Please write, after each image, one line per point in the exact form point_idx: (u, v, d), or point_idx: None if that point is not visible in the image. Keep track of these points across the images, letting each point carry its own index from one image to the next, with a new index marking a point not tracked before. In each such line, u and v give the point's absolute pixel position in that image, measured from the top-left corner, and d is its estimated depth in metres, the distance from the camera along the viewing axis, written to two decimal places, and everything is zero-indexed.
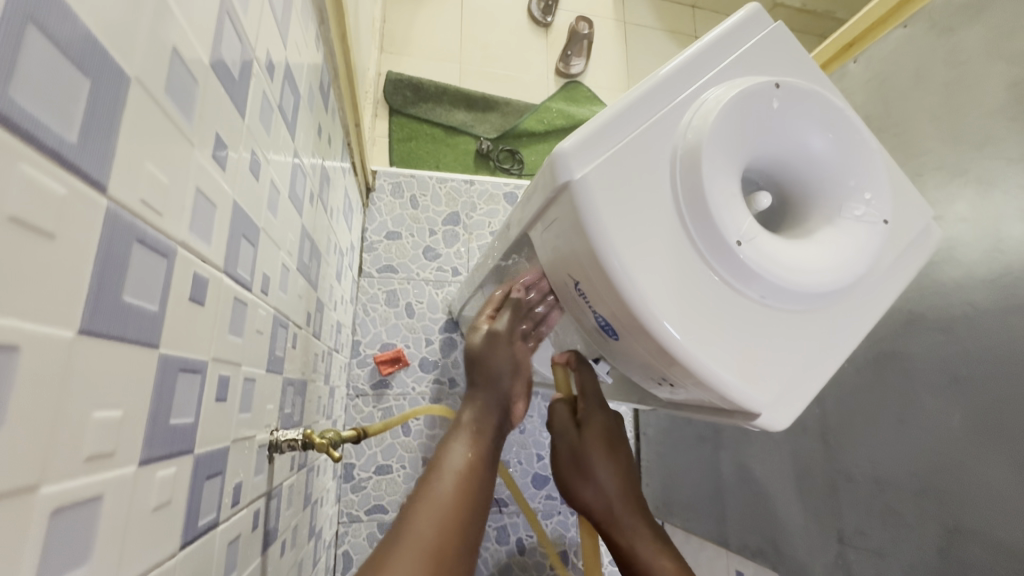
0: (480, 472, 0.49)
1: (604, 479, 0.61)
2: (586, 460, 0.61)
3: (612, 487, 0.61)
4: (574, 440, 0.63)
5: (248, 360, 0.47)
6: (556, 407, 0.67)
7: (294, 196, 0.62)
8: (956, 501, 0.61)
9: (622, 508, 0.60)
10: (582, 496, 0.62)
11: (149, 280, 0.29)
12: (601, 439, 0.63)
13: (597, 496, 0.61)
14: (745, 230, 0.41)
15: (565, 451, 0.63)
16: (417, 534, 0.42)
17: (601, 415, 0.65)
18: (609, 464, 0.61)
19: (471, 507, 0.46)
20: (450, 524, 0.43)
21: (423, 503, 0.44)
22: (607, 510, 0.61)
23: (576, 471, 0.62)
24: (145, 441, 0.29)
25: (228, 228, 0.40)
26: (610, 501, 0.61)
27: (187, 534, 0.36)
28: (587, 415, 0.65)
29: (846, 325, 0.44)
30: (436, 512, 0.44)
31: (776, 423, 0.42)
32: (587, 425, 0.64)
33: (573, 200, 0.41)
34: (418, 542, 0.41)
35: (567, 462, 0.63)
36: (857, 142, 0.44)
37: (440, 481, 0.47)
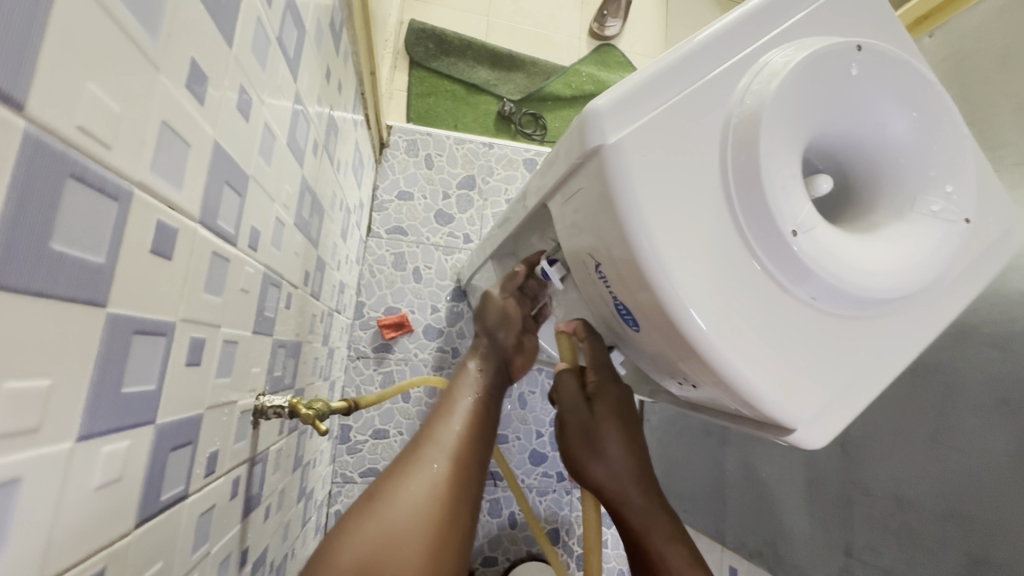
0: (483, 434, 0.50)
1: (616, 456, 0.55)
2: (598, 436, 0.56)
3: (625, 466, 0.55)
4: (585, 416, 0.57)
5: (231, 321, 0.43)
6: (563, 379, 0.61)
7: (294, 144, 0.56)
8: (989, 528, 0.56)
9: (634, 487, 0.55)
10: (592, 473, 0.56)
11: (92, 225, 0.24)
12: (613, 413, 0.57)
13: (609, 474, 0.55)
14: (803, 219, 0.34)
15: (574, 424, 0.57)
16: (427, 461, 0.44)
17: (615, 388, 0.59)
18: (621, 440, 0.56)
19: (477, 444, 0.48)
20: (455, 456, 0.45)
21: (431, 439, 0.47)
22: (618, 488, 0.55)
23: (586, 446, 0.56)
24: (86, 415, 0.25)
25: (207, 173, 0.36)
26: (622, 480, 0.55)
27: (146, 511, 0.33)
28: (598, 390, 0.59)
29: (902, 337, 0.38)
30: (443, 444, 0.46)
31: (812, 441, 0.37)
32: (598, 399, 0.58)
33: (604, 169, 0.35)
34: (427, 470, 0.43)
35: (576, 439, 0.57)
36: (945, 124, 0.37)
37: (447, 420, 0.49)
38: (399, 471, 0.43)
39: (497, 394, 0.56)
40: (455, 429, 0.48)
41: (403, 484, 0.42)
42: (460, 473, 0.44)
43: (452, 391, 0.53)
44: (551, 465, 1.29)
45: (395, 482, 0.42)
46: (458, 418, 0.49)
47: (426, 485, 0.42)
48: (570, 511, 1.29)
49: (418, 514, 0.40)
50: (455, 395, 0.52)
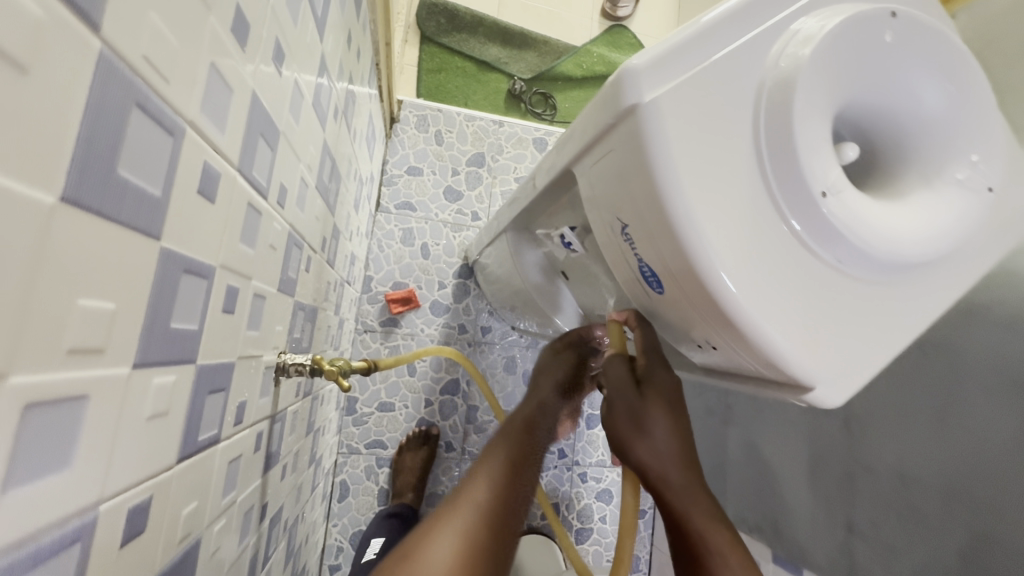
0: (523, 484, 0.46)
1: (662, 438, 0.50)
2: (644, 416, 0.51)
3: (669, 447, 0.50)
4: (631, 396, 0.53)
5: (260, 275, 0.44)
6: (611, 362, 0.57)
7: (318, 106, 0.56)
8: (990, 507, 0.57)
9: (679, 472, 0.49)
10: (634, 453, 0.51)
11: (149, 156, 0.24)
12: (661, 393, 0.53)
13: (652, 454, 0.50)
14: (832, 181, 0.35)
15: (618, 403, 0.53)
16: (460, 515, 0.40)
17: (664, 372, 0.55)
18: (669, 421, 0.51)
19: (517, 497, 0.44)
20: (491, 511, 0.41)
21: (467, 489, 0.43)
22: (661, 471, 0.50)
23: (629, 426, 0.51)
24: (141, 343, 0.26)
25: (245, 121, 0.36)
26: (666, 463, 0.50)
27: (186, 449, 0.34)
28: (648, 373, 0.55)
29: (921, 303, 0.39)
30: (478, 495, 0.42)
31: (831, 399, 0.38)
32: (648, 382, 0.54)
33: (639, 128, 0.36)
34: (471, 507, 0.41)
35: (620, 418, 0.52)
36: (974, 94, 0.38)
37: (486, 468, 0.45)
38: (432, 527, 0.40)
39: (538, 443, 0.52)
40: (493, 480, 0.44)
41: (434, 541, 0.39)
42: (493, 533, 0.40)
43: (493, 441, 0.49)
44: None
45: (427, 538, 0.39)
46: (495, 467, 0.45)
47: (457, 544, 0.39)
48: (570, 487, 1.31)
49: (468, 555, 0.38)
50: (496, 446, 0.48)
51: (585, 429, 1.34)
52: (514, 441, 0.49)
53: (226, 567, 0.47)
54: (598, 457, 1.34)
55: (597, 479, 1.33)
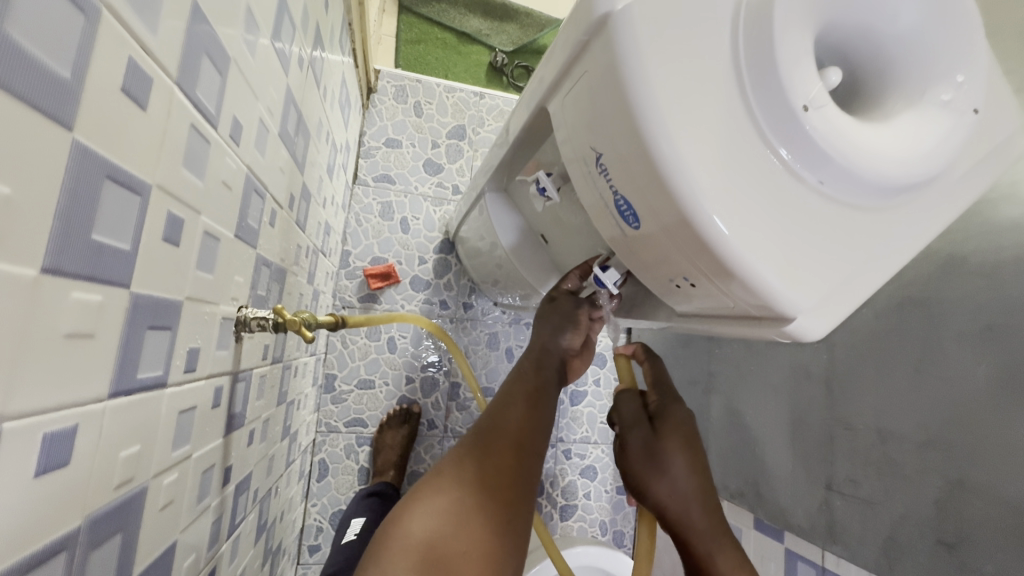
0: (539, 426, 0.49)
1: (680, 475, 0.53)
2: (663, 453, 0.53)
3: (689, 484, 0.52)
4: (648, 433, 0.55)
5: (212, 213, 0.41)
6: (623, 399, 0.60)
7: (278, 46, 0.53)
8: (967, 451, 0.58)
9: (698, 507, 0.52)
10: (655, 491, 0.53)
11: (52, 28, 0.22)
12: (678, 430, 0.55)
13: (671, 490, 0.52)
14: (814, 95, 0.33)
15: (635, 442, 0.54)
16: (482, 449, 0.45)
17: (677, 407, 0.58)
18: (687, 459, 0.53)
19: (534, 437, 0.48)
20: (509, 447, 0.46)
21: (490, 428, 0.47)
22: (682, 509, 0.52)
23: (647, 464, 0.53)
24: (52, 245, 0.23)
25: (185, 30, 0.33)
26: (687, 500, 0.52)
27: (122, 384, 0.31)
28: (661, 410, 0.58)
29: (907, 232, 0.37)
30: (499, 434, 0.46)
31: (810, 331, 0.37)
32: (663, 418, 0.57)
33: (611, 39, 0.34)
34: (471, 461, 0.44)
35: (636, 457, 0.54)
36: (960, 10, 0.36)
37: (507, 412, 0.49)
38: (457, 461, 0.45)
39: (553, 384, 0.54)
40: (514, 420, 0.48)
41: (458, 471, 0.43)
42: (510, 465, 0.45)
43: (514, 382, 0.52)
44: None
45: (452, 471, 0.44)
46: (515, 409, 0.49)
47: (477, 475, 0.43)
48: (554, 464, 1.30)
49: (457, 503, 0.42)
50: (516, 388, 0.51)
51: (569, 406, 1.32)
52: (531, 384, 0.52)
53: (183, 525, 0.44)
54: (582, 434, 1.33)
55: (582, 456, 1.32)
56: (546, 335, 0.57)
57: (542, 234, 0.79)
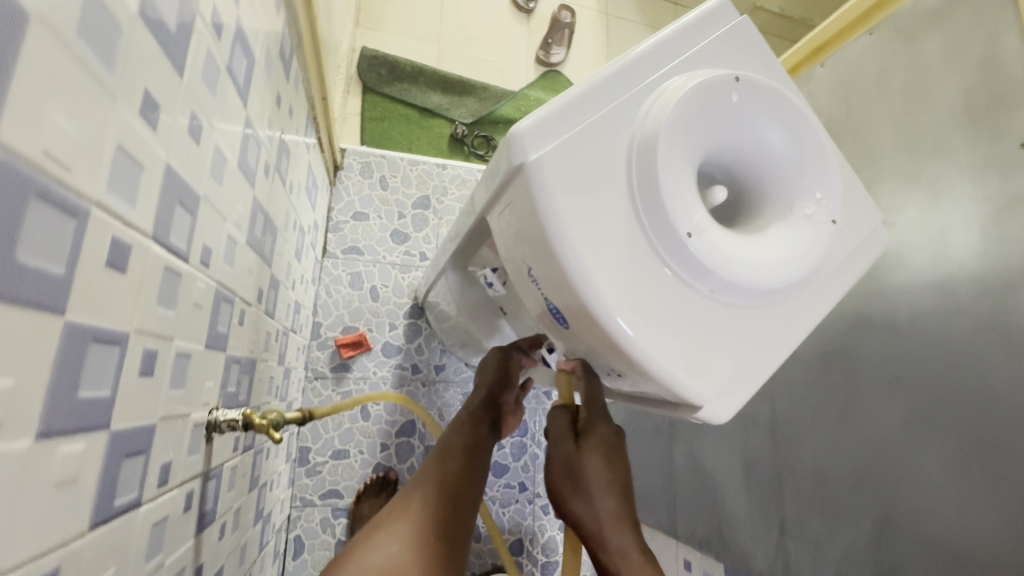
0: (473, 474, 0.55)
1: (599, 497, 0.55)
2: (583, 473, 0.56)
3: (605, 506, 0.55)
4: (570, 450, 0.58)
5: (183, 334, 0.45)
6: (555, 416, 0.63)
7: (245, 165, 0.59)
8: (891, 492, 0.63)
9: (612, 529, 0.54)
10: (573, 508, 0.56)
11: (52, 239, 0.27)
12: (598, 449, 0.57)
13: (589, 513, 0.55)
14: (697, 222, 0.40)
15: (559, 460, 0.58)
16: (426, 487, 0.51)
17: (603, 425, 0.60)
18: (605, 481, 0.55)
19: (469, 483, 0.53)
20: (447, 486, 0.51)
21: (432, 470, 0.53)
22: (598, 529, 0.55)
23: (569, 483, 0.57)
24: (44, 414, 0.27)
25: (160, 192, 0.38)
26: (603, 522, 0.55)
27: (100, 514, 0.34)
28: (588, 424, 0.60)
29: (788, 325, 0.44)
30: (440, 474, 0.52)
31: (719, 415, 0.42)
32: (586, 437, 0.59)
33: (527, 182, 0.40)
34: (418, 497, 0.49)
35: (561, 475, 0.58)
36: (811, 141, 0.44)
37: (446, 460, 0.55)
38: (406, 499, 0.50)
39: (488, 431, 0.62)
40: (454, 465, 0.54)
41: (407, 506, 0.48)
42: (448, 502, 0.50)
43: (450, 435, 0.59)
44: (513, 476, 1.32)
45: (403, 505, 0.49)
46: (454, 458, 0.55)
47: (424, 507, 0.48)
48: (533, 520, 1.31)
49: (410, 547, 0.44)
50: (453, 439, 0.58)
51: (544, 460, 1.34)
52: (465, 436, 0.59)
53: None
54: None
55: None
56: (489, 384, 0.67)
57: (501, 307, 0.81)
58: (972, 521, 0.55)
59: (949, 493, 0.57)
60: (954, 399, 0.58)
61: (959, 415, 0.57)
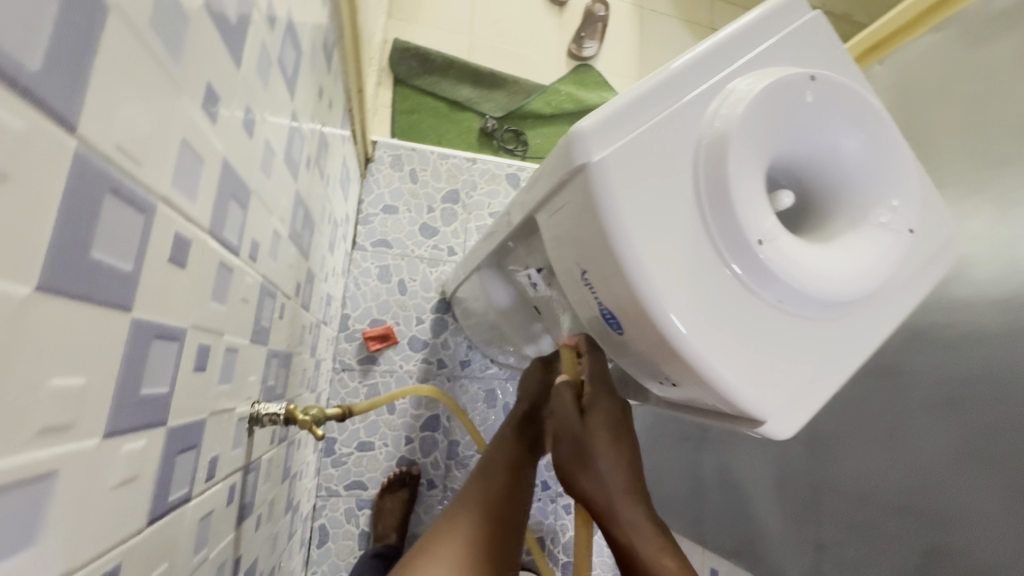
0: (516, 493, 0.54)
1: (607, 470, 0.52)
2: (590, 449, 0.53)
3: (613, 478, 0.52)
4: (575, 426, 0.55)
5: (232, 329, 0.45)
6: (559, 392, 0.59)
7: (290, 159, 0.58)
8: (940, 520, 0.60)
9: (621, 500, 0.51)
10: (579, 483, 0.53)
11: (123, 235, 0.26)
12: (604, 424, 0.54)
13: (597, 487, 0.52)
14: (768, 229, 0.38)
15: (563, 439, 0.55)
16: (469, 511, 0.51)
17: (606, 400, 0.56)
18: (613, 454, 0.52)
19: (512, 505, 0.53)
20: (490, 510, 0.51)
21: (475, 491, 0.53)
22: (606, 502, 0.52)
23: (575, 459, 0.54)
24: (112, 412, 0.27)
25: (216, 187, 0.37)
26: (611, 494, 0.52)
27: (156, 510, 0.34)
28: (591, 402, 0.56)
29: (856, 338, 0.42)
30: (483, 497, 0.52)
31: (782, 432, 0.40)
32: (591, 412, 0.55)
33: (589, 183, 0.39)
34: (462, 521, 0.50)
35: (566, 451, 0.54)
36: (888, 145, 0.42)
37: (489, 480, 0.55)
38: (450, 523, 0.50)
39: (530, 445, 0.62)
40: (497, 486, 0.54)
41: (452, 531, 0.49)
42: (491, 528, 0.50)
43: (493, 451, 0.59)
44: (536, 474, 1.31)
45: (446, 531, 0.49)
46: (496, 478, 0.55)
47: (467, 534, 0.48)
48: (554, 520, 1.30)
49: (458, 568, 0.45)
50: (496, 456, 0.58)
51: None
52: (508, 454, 0.58)
53: None
54: None
55: None
56: (530, 398, 0.65)
57: (535, 307, 0.79)
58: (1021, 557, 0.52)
59: (1002, 527, 0.55)
60: (1011, 429, 0.55)
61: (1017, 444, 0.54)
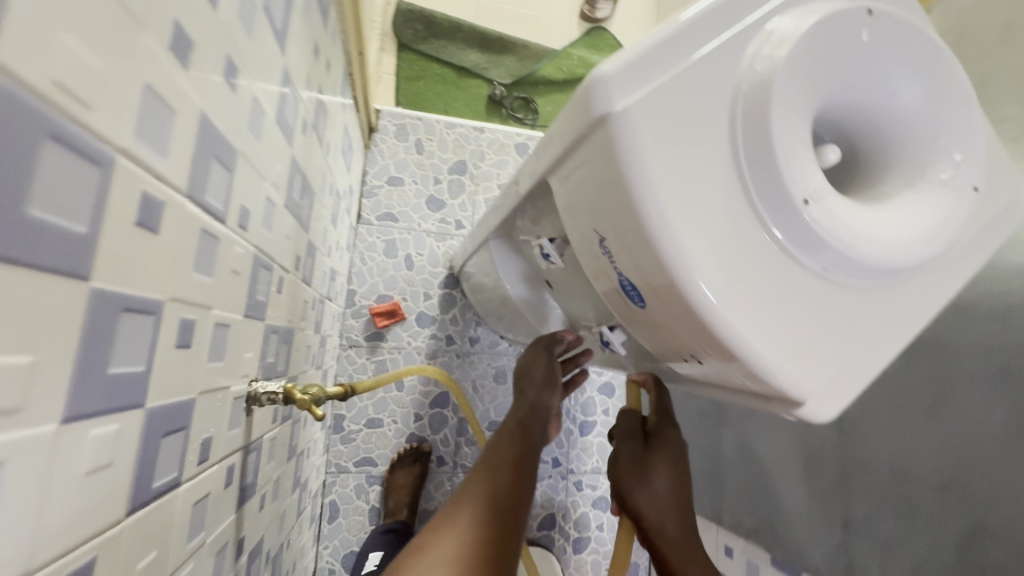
0: (520, 483, 0.50)
1: (662, 489, 0.55)
2: (650, 466, 0.56)
3: (669, 497, 0.55)
4: (638, 447, 0.59)
5: (221, 303, 0.42)
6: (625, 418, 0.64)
7: (283, 121, 0.54)
8: (986, 500, 0.56)
9: (672, 518, 0.54)
10: (635, 498, 0.55)
11: (72, 191, 0.22)
12: (668, 450, 0.58)
13: (651, 502, 0.54)
14: (814, 188, 0.34)
15: (626, 452, 0.59)
16: (465, 505, 0.47)
17: (673, 432, 0.62)
18: (671, 476, 0.56)
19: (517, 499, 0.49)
20: (490, 503, 0.47)
21: (474, 483, 0.49)
22: (658, 519, 0.54)
23: (634, 472, 0.56)
24: (71, 393, 0.24)
25: (194, 144, 0.34)
26: (664, 512, 0.54)
27: (140, 498, 0.31)
28: (658, 432, 0.62)
29: (905, 311, 0.38)
30: (481, 490, 0.48)
31: (821, 414, 0.36)
32: (656, 438, 0.60)
33: (612, 136, 0.34)
34: (461, 515, 0.46)
35: (624, 464, 0.57)
36: (954, 90, 0.37)
37: (490, 471, 0.51)
38: (445, 520, 0.46)
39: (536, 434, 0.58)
40: (497, 477, 0.50)
41: (444, 529, 0.45)
42: (490, 522, 0.46)
43: (498, 441, 0.56)
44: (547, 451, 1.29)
45: (438, 530, 0.45)
46: (497, 468, 0.51)
47: (463, 531, 0.44)
48: (566, 496, 1.29)
49: (454, 575, 0.41)
50: (500, 446, 0.54)
51: (578, 437, 1.31)
52: (513, 443, 0.55)
53: None
54: (594, 465, 1.32)
55: (593, 487, 1.31)
56: (537, 385, 0.65)
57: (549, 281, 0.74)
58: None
59: None
60: None
61: None
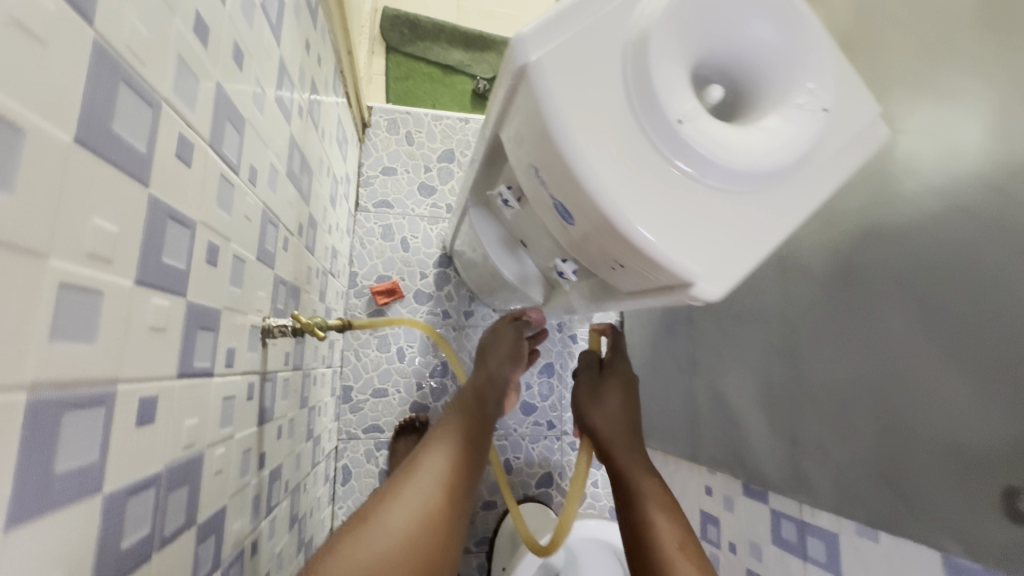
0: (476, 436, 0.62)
1: (612, 406, 0.65)
2: (603, 389, 0.67)
3: (619, 412, 0.64)
4: (595, 374, 0.69)
5: (238, 240, 0.52)
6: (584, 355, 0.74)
7: (281, 102, 0.65)
8: (899, 399, 0.64)
9: (621, 428, 0.63)
10: (590, 416, 0.65)
11: (136, 121, 0.33)
12: (619, 375, 0.69)
13: (604, 417, 0.64)
14: (687, 111, 0.44)
15: (584, 379, 0.69)
16: (435, 447, 0.58)
17: (624, 363, 0.71)
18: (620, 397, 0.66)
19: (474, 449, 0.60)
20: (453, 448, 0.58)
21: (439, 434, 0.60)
22: (609, 430, 0.63)
23: (589, 394, 0.67)
24: (139, 264, 0.34)
25: (212, 106, 0.44)
26: (614, 424, 0.63)
27: (184, 368, 0.42)
28: (610, 364, 0.71)
29: (778, 211, 0.47)
30: (446, 438, 0.59)
31: (710, 292, 0.46)
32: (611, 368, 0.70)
33: (530, 80, 0.44)
34: (433, 452, 0.57)
35: (582, 390, 0.68)
36: (802, 32, 0.46)
37: (454, 424, 0.62)
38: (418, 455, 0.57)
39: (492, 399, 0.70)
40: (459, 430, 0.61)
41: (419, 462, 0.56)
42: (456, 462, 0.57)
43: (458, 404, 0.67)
44: (541, 415, 1.39)
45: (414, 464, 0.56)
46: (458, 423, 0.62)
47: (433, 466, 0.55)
48: (561, 456, 1.38)
49: (428, 495, 0.52)
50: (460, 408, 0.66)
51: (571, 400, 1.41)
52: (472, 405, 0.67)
53: (230, 492, 0.54)
54: None
55: None
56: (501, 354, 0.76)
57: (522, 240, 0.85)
58: (980, 425, 0.55)
59: (959, 396, 0.57)
60: (981, 306, 0.56)
61: (975, 319, 0.56)
